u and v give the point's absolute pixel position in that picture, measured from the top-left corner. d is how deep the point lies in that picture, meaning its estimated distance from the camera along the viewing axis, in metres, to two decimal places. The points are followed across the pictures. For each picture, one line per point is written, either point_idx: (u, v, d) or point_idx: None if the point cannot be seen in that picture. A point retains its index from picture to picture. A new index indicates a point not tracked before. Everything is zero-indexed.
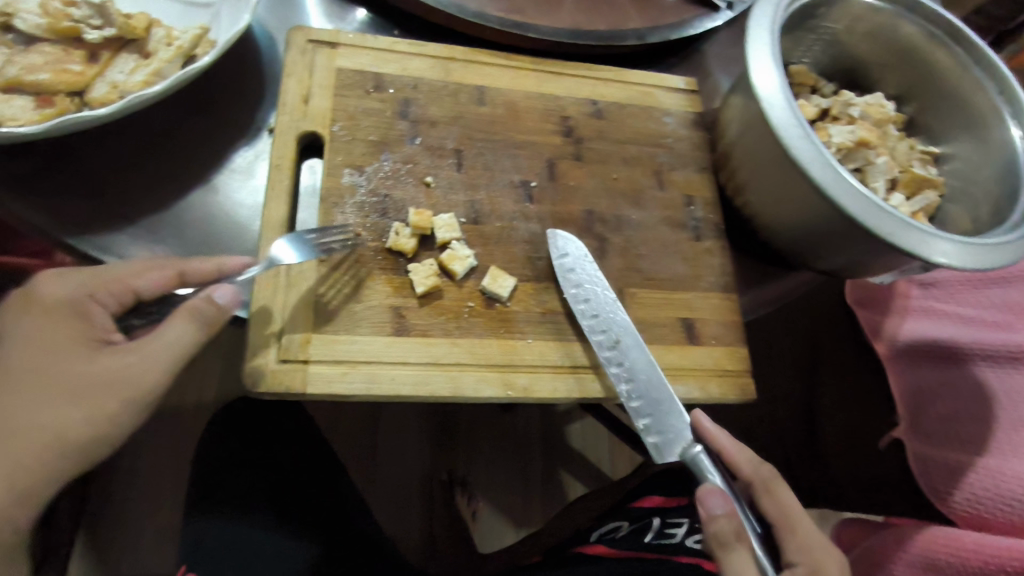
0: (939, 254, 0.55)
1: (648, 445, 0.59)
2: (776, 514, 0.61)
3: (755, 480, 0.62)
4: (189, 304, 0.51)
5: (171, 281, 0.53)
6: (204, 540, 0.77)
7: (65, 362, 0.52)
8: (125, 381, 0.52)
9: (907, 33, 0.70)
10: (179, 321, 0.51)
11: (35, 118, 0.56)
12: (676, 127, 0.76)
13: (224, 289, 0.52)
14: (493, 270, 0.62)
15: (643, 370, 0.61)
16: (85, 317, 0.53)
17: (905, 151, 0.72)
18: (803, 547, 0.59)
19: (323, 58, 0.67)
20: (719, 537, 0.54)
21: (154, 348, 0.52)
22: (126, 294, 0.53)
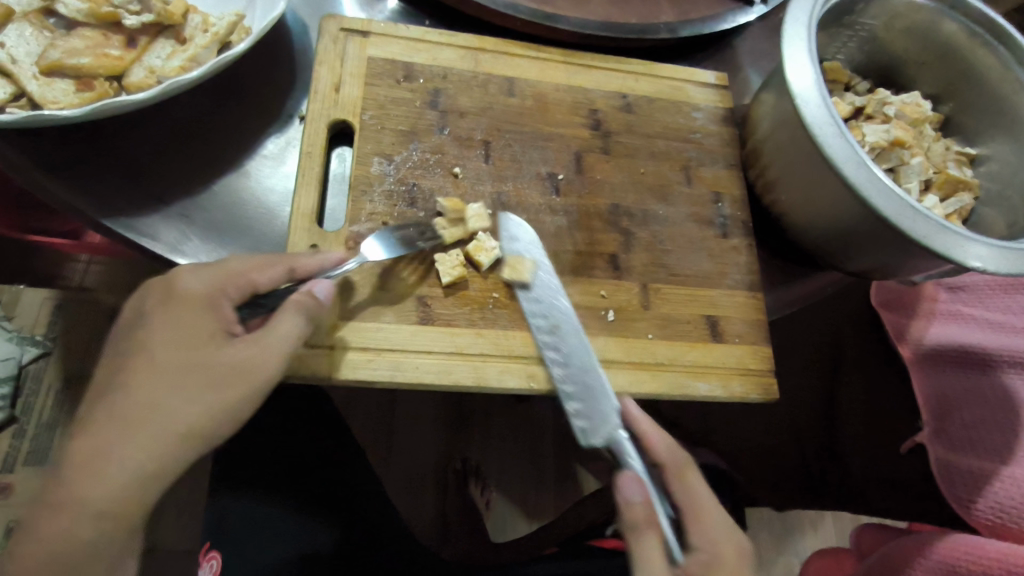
0: (974, 257, 0.53)
1: (574, 429, 0.59)
2: (684, 500, 0.58)
3: (669, 466, 0.59)
4: (295, 298, 0.51)
5: (281, 278, 0.53)
6: (227, 520, 0.79)
7: (185, 355, 0.46)
8: (244, 378, 0.47)
9: (947, 30, 0.68)
10: (289, 314, 0.50)
11: (76, 102, 0.58)
12: (705, 123, 0.75)
13: (323, 284, 0.53)
14: (510, 259, 0.62)
15: (579, 356, 0.60)
16: (210, 309, 0.49)
17: (940, 152, 0.71)
18: (706, 534, 0.56)
19: (354, 47, 0.67)
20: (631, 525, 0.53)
21: (275, 343, 0.49)
22: (247, 287, 0.51)
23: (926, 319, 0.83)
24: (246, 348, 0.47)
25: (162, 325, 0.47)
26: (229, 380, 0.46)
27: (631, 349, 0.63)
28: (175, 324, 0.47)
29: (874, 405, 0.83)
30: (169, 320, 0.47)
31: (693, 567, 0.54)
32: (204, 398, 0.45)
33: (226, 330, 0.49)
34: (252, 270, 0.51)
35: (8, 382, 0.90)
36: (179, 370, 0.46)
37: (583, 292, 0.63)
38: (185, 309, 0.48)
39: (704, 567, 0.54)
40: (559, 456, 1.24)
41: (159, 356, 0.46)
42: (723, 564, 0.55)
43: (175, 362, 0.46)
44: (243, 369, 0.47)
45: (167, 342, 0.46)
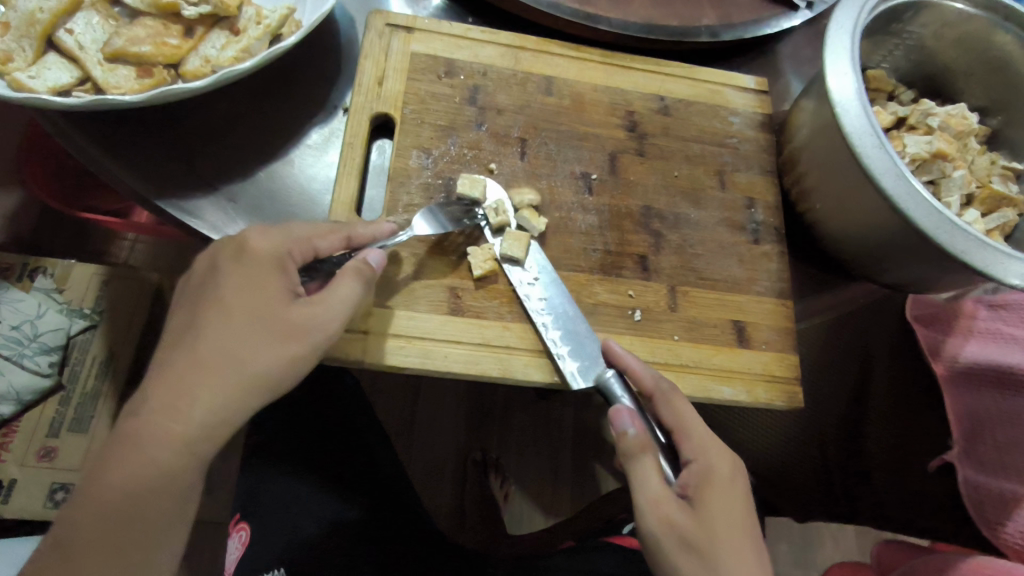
0: (1015, 274, 0.52)
1: (565, 373, 0.59)
2: (672, 421, 0.57)
3: (655, 393, 0.58)
4: (355, 266, 0.53)
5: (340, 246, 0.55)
6: (259, 491, 0.83)
7: (256, 309, 0.48)
8: (309, 336, 0.49)
9: (1001, 41, 0.67)
10: (348, 281, 0.52)
11: (137, 88, 0.61)
12: (742, 128, 0.75)
13: (376, 253, 0.55)
14: (511, 232, 0.62)
15: (561, 304, 0.61)
16: (278, 268, 0.50)
17: (984, 165, 0.70)
18: (699, 448, 0.56)
19: (399, 43, 0.69)
20: (625, 448, 0.53)
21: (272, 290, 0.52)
22: (310, 252, 0.53)
23: (963, 337, 0.80)
24: (309, 307, 0.50)
25: (230, 280, 0.49)
26: (294, 334, 0.49)
27: (656, 349, 0.63)
28: (243, 286, 0.49)
29: (904, 420, 0.81)
30: (239, 279, 0.49)
31: (690, 480, 0.54)
32: (272, 349, 0.48)
33: (292, 291, 0.51)
34: (313, 236, 0.53)
35: (57, 351, 0.95)
36: (250, 322, 0.48)
37: (611, 292, 0.64)
38: (254, 268, 0.50)
39: (700, 479, 0.54)
40: (578, 452, 1.25)
41: (234, 309, 0.48)
42: (718, 476, 0.54)
43: (239, 312, 0.48)
44: (306, 326, 0.49)
45: (235, 297, 0.48)
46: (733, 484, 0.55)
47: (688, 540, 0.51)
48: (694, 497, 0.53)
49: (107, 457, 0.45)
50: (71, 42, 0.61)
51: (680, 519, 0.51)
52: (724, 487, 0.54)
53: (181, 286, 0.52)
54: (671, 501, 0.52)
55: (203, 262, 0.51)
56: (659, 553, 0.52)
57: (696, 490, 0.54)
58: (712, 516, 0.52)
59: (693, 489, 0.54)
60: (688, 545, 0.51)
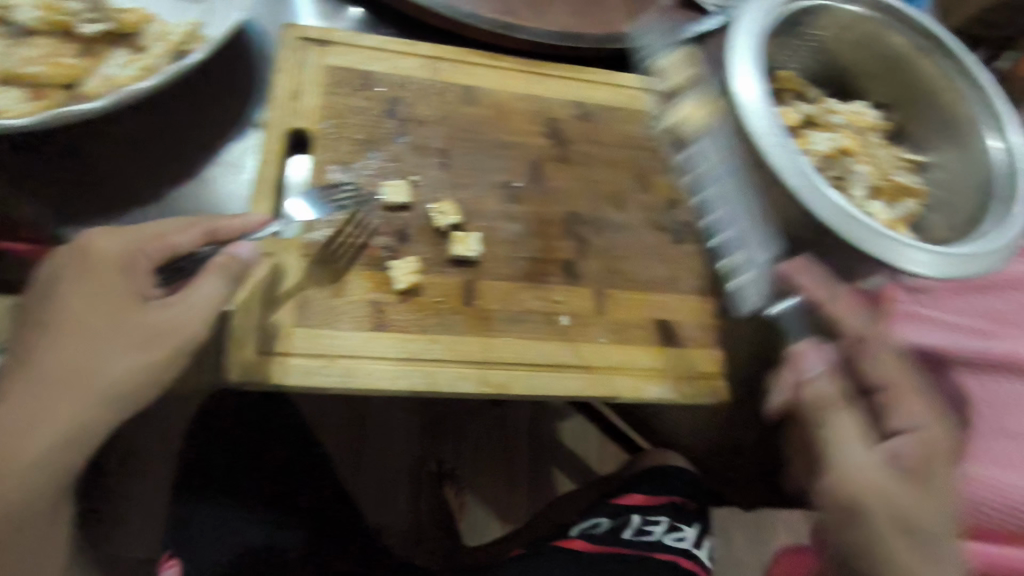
0: (908, 262, 0.57)
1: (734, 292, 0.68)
2: (892, 376, 0.63)
3: (861, 340, 0.64)
4: (220, 261, 0.52)
5: (201, 239, 0.54)
6: (192, 524, 0.81)
7: (101, 321, 0.50)
8: (166, 342, 0.50)
9: (895, 42, 0.71)
10: (214, 279, 0.52)
11: (28, 110, 0.57)
12: (662, 131, 0.76)
13: (246, 245, 0.54)
14: (455, 236, 0.64)
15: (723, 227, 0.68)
16: (126, 273, 0.51)
17: (888, 159, 0.73)
18: (909, 421, 0.60)
19: (313, 56, 0.68)
20: (816, 395, 0.60)
21: (188, 306, 0.51)
22: (165, 251, 0.53)
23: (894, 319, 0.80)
24: (165, 312, 0.51)
25: (89, 290, 0.50)
26: (149, 340, 0.50)
27: (585, 353, 0.64)
28: (102, 296, 0.50)
29: None
30: (81, 290, 0.50)
31: (909, 450, 0.59)
32: (126, 356, 0.49)
33: (144, 293, 0.52)
34: (169, 234, 0.53)
35: None
36: (96, 332, 0.49)
37: (538, 298, 0.65)
38: (104, 276, 0.50)
39: (922, 450, 0.59)
40: (532, 457, 1.26)
41: (80, 321, 0.49)
42: (936, 447, 0.59)
43: (104, 318, 0.50)
44: (165, 332, 0.50)
45: (76, 309, 0.49)
46: (946, 455, 0.59)
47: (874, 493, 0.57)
48: (916, 467, 0.58)
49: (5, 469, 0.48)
50: None
51: (883, 481, 0.57)
52: (939, 456, 0.59)
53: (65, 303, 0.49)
54: (879, 468, 0.58)
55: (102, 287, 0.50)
56: (853, 509, 0.57)
57: (913, 460, 0.58)
58: (928, 487, 0.57)
59: (914, 459, 0.58)
60: (897, 511, 0.56)
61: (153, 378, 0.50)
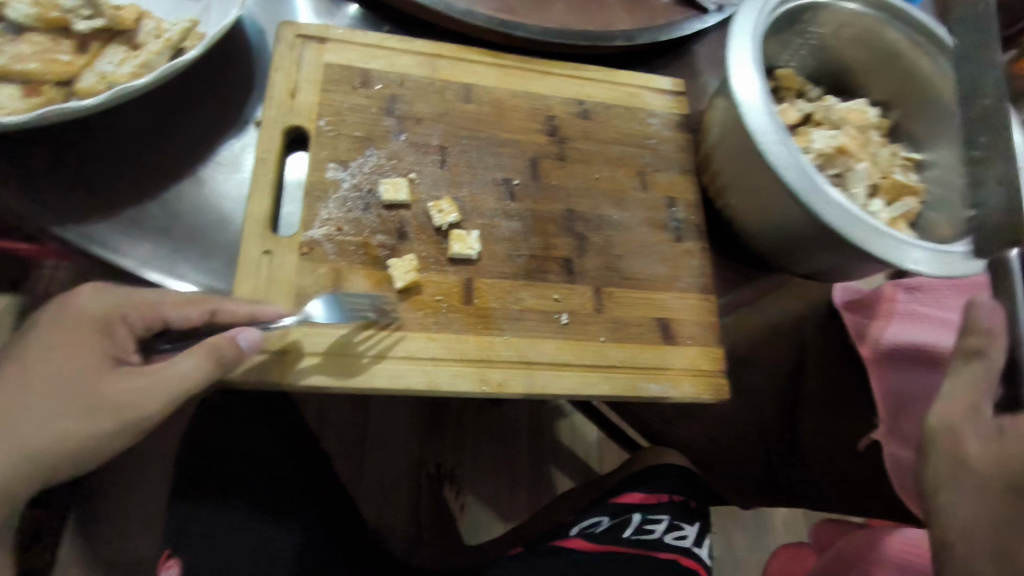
0: (911, 261, 0.57)
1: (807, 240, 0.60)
2: None
3: None
4: (211, 343, 0.49)
5: (200, 318, 0.52)
6: (188, 527, 0.79)
7: (64, 379, 0.48)
8: (124, 411, 0.48)
9: (893, 40, 0.71)
10: (195, 358, 0.49)
11: (23, 108, 0.57)
12: (661, 129, 0.76)
13: (249, 332, 0.51)
14: (454, 234, 0.63)
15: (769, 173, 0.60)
16: (105, 332, 0.50)
17: (886, 157, 0.73)
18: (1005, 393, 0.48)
19: (310, 53, 0.68)
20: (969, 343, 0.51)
21: (162, 377, 0.48)
22: (158, 321, 0.52)
23: (886, 319, 0.85)
24: (132, 381, 0.48)
25: (63, 346, 0.49)
26: (107, 408, 0.48)
27: (585, 352, 0.64)
28: (75, 354, 0.49)
29: (835, 415, 0.85)
30: (62, 338, 0.49)
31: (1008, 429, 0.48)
32: (73, 418, 0.47)
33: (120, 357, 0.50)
34: (166, 305, 0.52)
35: None
36: (57, 392, 0.48)
37: (537, 297, 0.64)
38: (81, 330, 0.50)
39: None
40: (531, 457, 1.26)
41: (47, 370, 0.48)
42: None
43: (65, 380, 0.48)
44: (126, 400, 0.48)
45: (46, 363, 0.48)
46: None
47: (962, 463, 0.50)
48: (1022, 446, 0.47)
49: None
50: None
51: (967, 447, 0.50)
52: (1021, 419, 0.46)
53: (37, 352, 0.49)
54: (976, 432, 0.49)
55: (87, 328, 0.50)
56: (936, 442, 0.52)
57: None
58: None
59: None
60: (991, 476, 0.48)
61: (96, 445, 0.48)
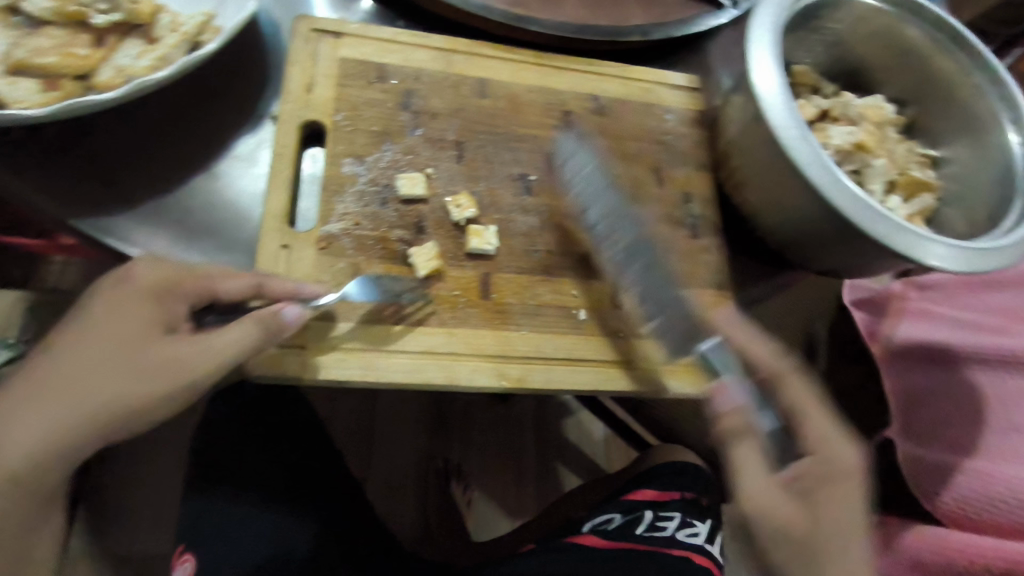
0: (933, 256, 0.57)
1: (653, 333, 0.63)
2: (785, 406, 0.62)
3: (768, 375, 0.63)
4: (259, 313, 0.50)
5: (249, 293, 0.53)
6: (202, 520, 0.79)
7: (124, 339, 0.49)
8: (176, 374, 0.49)
9: (911, 36, 0.70)
10: (243, 328, 0.50)
11: (41, 101, 0.57)
12: (676, 124, 0.76)
13: (294, 308, 0.52)
14: (471, 229, 0.63)
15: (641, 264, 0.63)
16: (158, 302, 0.50)
17: (903, 154, 0.73)
18: (817, 441, 0.61)
19: (326, 48, 0.67)
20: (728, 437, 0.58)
21: (212, 347, 0.49)
22: (207, 293, 0.52)
23: (897, 317, 0.88)
24: (184, 347, 0.49)
25: (119, 312, 0.50)
26: (160, 370, 0.49)
27: (602, 348, 0.64)
28: (129, 319, 0.50)
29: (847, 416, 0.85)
30: (117, 305, 0.50)
31: (805, 474, 0.60)
32: (129, 377, 0.49)
33: (172, 325, 0.51)
34: (217, 279, 0.52)
35: None
36: (114, 354, 0.49)
37: (555, 292, 0.64)
38: (137, 297, 0.50)
39: (821, 475, 0.60)
40: (538, 455, 1.26)
41: (109, 329, 0.49)
42: (841, 472, 0.60)
43: (121, 343, 0.49)
44: (178, 364, 0.49)
45: (107, 326, 0.49)
46: (853, 482, 0.60)
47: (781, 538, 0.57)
48: (812, 488, 0.59)
49: None
50: None
51: (784, 511, 0.56)
52: (837, 486, 0.59)
53: (99, 315, 0.50)
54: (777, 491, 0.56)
55: (139, 296, 0.50)
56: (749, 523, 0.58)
57: (812, 483, 0.59)
58: (818, 508, 0.58)
59: (812, 479, 0.60)
60: (790, 539, 0.57)
61: (151, 406, 0.49)
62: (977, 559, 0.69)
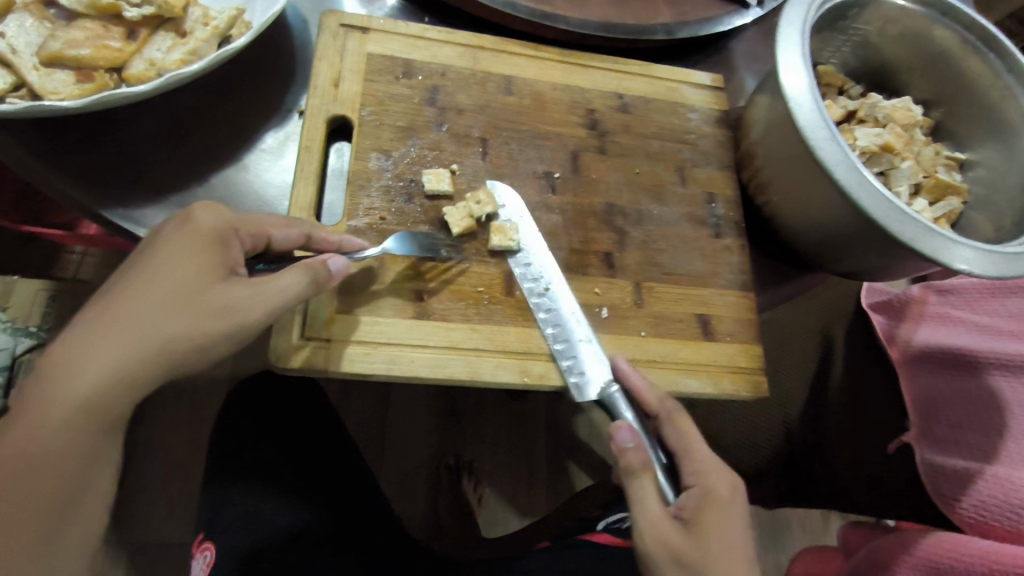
0: (960, 259, 0.55)
1: (570, 385, 0.60)
2: (677, 443, 0.61)
3: (660, 413, 0.61)
4: (308, 261, 0.51)
5: (298, 242, 0.55)
6: (224, 507, 0.81)
7: (174, 284, 0.47)
8: (232, 319, 0.47)
9: (941, 37, 0.69)
10: (294, 274, 0.50)
11: (77, 93, 0.58)
12: (700, 123, 0.76)
13: (338, 259, 0.53)
14: (495, 226, 0.62)
15: (569, 315, 0.62)
16: (219, 245, 0.49)
17: (930, 156, 0.72)
18: (699, 471, 0.59)
19: (354, 43, 0.68)
20: (627, 472, 0.56)
21: (272, 293, 0.49)
22: (262, 239, 0.53)
23: (916, 322, 0.89)
24: (243, 292, 0.48)
25: (178, 252, 0.47)
26: (214, 316, 0.47)
27: (625, 346, 0.64)
28: (190, 261, 0.47)
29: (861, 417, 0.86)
30: (177, 246, 0.48)
31: (688, 502, 0.57)
32: (180, 321, 0.46)
33: (230, 269, 0.50)
34: (269, 226, 0.53)
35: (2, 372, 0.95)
36: (172, 293, 0.46)
37: (578, 290, 0.64)
38: (194, 240, 0.48)
39: (699, 501, 0.57)
40: (549, 454, 1.25)
41: (161, 273, 0.46)
42: (718, 498, 0.57)
43: (178, 285, 0.47)
44: (234, 308, 0.48)
45: (167, 266, 0.47)
46: (732, 507, 0.57)
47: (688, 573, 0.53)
48: (691, 519, 0.56)
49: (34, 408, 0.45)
50: (2, 44, 0.57)
51: (672, 538, 0.54)
52: (721, 509, 0.56)
53: (154, 255, 0.47)
54: (669, 523, 0.54)
55: (199, 239, 0.48)
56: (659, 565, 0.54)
57: (693, 512, 0.56)
58: (709, 538, 0.55)
59: (691, 511, 0.56)
60: (679, 563, 0.53)
61: (203, 349, 0.47)
62: (996, 566, 0.64)
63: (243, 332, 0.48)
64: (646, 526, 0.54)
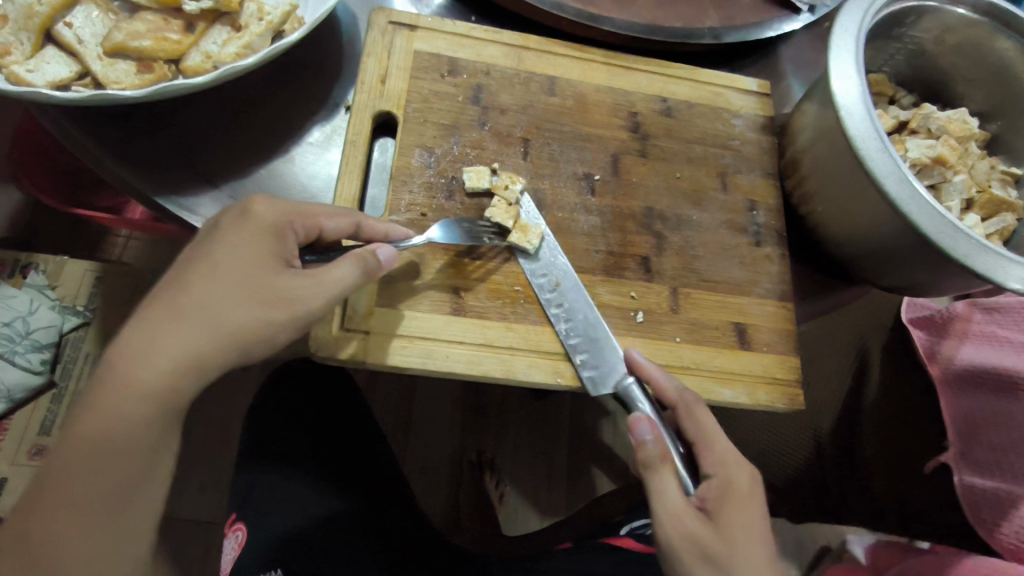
0: (1015, 279, 0.53)
1: (585, 379, 0.60)
2: (695, 434, 0.59)
3: (678, 405, 0.60)
4: (359, 251, 0.53)
5: (347, 232, 0.56)
6: (255, 490, 0.82)
7: (248, 274, 0.49)
8: (290, 307, 0.49)
9: (1003, 48, 0.67)
10: (348, 265, 0.51)
11: (137, 84, 0.60)
12: (744, 130, 0.75)
13: (387, 248, 0.54)
14: (520, 223, 0.62)
15: (582, 310, 0.62)
16: (276, 238, 0.51)
17: (984, 170, 0.70)
18: (718, 462, 0.58)
19: (401, 41, 0.69)
20: (647, 464, 0.56)
21: (326, 284, 0.50)
22: (314, 230, 0.54)
23: (958, 340, 0.85)
24: (300, 281, 0.49)
25: (241, 243, 0.50)
26: (272, 304, 0.49)
27: (658, 351, 0.63)
28: (251, 254, 0.49)
29: (897, 437, 0.84)
30: (241, 238, 0.50)
31: (709, 493, 0.56)
32: (251, 309, 0.48)
33: (286, 261, 0.51)
34: (322, 217, 0.54)
35: (48, 349, 1.01)
36: (233, 283, 0.48)
37: (614, 292, 0.64)
38: (252, 233, 0.50)
39: (719, 492, 0.56)
40: (572, 454, 1.24)
41: (218, 265, 0.48)
42: (737, 489, 0.57)
43: (238, 276, 0.48)
44: (290, 298, 0.49)
45: (231, 257, 0.49)
46: (751, 499, 0.57)
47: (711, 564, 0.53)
48: (713, 510, 0.55)
49: (91, 390, 0.47)
50: (70, 36, 0.60)
51: (698, 532, 0.53)
52: (741, 504, 0.56)
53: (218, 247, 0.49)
54: (692, 514, 0.54)
55: (248, 229, 0.50)
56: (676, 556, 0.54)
57: (714, 502, 0.56)
58: (732, 529, 0.54)
59: (711, 502, 0.56)
60: (704, 557, 0.53)
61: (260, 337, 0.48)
62: None
63: (290, 318, 0.50)
64: (668, 521, 0.54)
